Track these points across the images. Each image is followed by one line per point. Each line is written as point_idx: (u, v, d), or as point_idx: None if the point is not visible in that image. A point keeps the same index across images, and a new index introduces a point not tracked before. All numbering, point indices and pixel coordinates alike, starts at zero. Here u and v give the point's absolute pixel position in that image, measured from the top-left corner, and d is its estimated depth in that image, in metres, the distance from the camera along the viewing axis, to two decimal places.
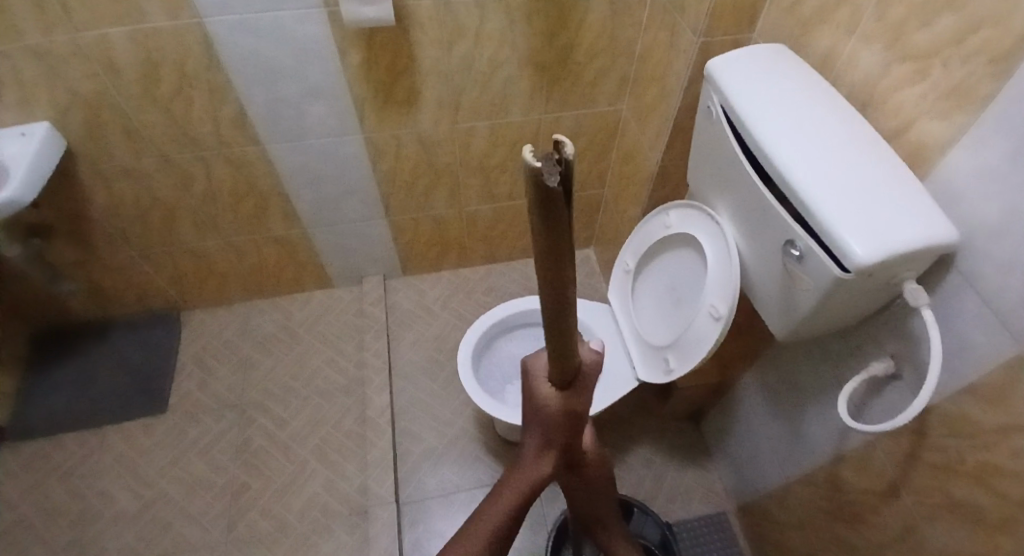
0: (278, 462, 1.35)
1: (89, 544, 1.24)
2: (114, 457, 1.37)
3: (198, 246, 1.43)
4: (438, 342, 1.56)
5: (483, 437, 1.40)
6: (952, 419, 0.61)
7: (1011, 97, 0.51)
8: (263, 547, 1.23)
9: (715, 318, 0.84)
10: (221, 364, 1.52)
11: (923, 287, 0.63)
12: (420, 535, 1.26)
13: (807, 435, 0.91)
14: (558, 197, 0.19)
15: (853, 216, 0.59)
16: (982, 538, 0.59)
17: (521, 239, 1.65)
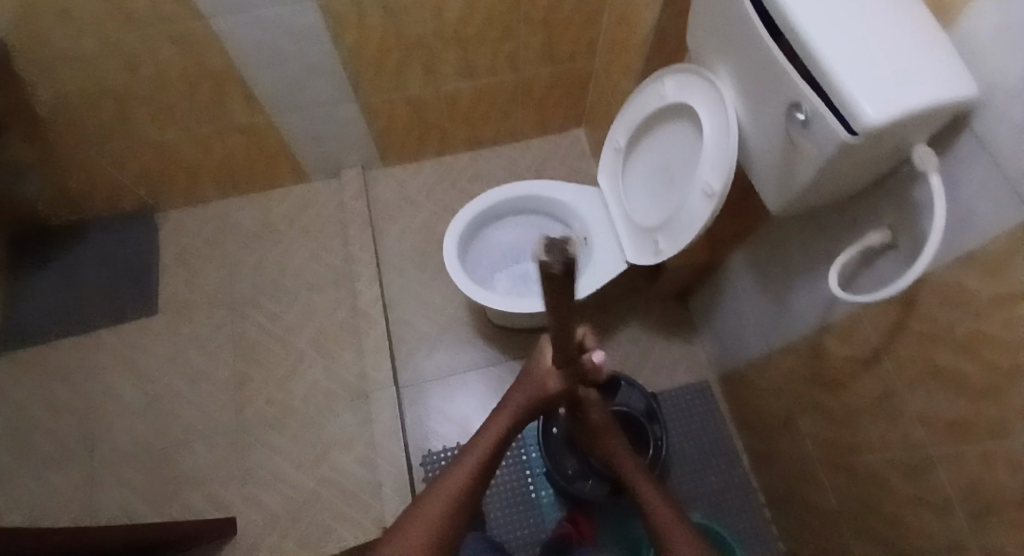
0: (277, 354, 1.37)
1: (104, 436, 1.30)
2: (113, 355, 1.39)
3: (158, 139, 1.33)
4: (425, 232, 1.52)
5: (476, 323, 1.42)
6: (947, 289, 0.60)
7: None
8: (272, 430, 1.29)
9: (709, 195, 0.80)
10: (205, 262, 1.49)
11: (932, 150, 0.58)
12: (421, 414, 1.33)
13: (793, 309, 0.91)
14: (561, 277, 0.30)
15: (867, 73, 0.53)
16: (963, 401, 0.61)
17: (506, 120, 1.55)
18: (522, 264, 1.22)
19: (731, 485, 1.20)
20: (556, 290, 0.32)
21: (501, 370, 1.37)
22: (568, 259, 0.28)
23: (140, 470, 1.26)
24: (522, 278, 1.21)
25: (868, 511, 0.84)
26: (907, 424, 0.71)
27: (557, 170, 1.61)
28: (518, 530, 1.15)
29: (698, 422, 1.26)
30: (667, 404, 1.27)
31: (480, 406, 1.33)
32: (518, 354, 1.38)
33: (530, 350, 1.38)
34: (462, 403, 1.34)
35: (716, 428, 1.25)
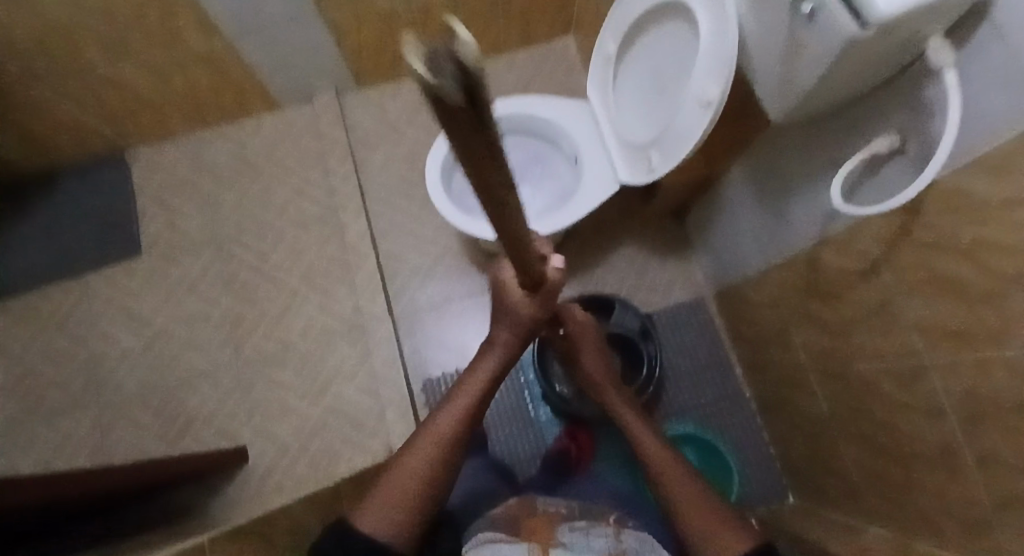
0: (269, 292, 1.36)
1: (109, 380, 1.31)
2: (104, 302, 1.37)
3: (114, 73, 1.23)
4: (409, 160, 1.46)
5: (468, 251, 1.39)
6: (952, 195, 0.57)
7: None
8: (273, 366, 1.30)
9: (706, 105, 0.74)
10: (183, 202, 1.43)
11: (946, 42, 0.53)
12: (418, 343, 1.34)
13: (790, 221, 0.89)
14: (467, 100, 0.16)
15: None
16: (962, 309, 0.60)
17: (487, 30, 1.43)
18: None
19: (723, 395, 1.24)
20: (460, 121, 0.19)
21: None
22: (461, 64, 0.14)
23: (149, 410, 1.29)
24: None
25: (859, 416, 0.86)
26: (902, 333, 0.71)
27: (544, 84, 1.51)
28: (519, 447, 1.20)
29: (692, 339, 1.27)
30: (661, 322, 1.28)
31: (477, 333, 1.34)
32: None
33: None
34: (459, 331, 1.34)
35: (710, 343, 1.27)
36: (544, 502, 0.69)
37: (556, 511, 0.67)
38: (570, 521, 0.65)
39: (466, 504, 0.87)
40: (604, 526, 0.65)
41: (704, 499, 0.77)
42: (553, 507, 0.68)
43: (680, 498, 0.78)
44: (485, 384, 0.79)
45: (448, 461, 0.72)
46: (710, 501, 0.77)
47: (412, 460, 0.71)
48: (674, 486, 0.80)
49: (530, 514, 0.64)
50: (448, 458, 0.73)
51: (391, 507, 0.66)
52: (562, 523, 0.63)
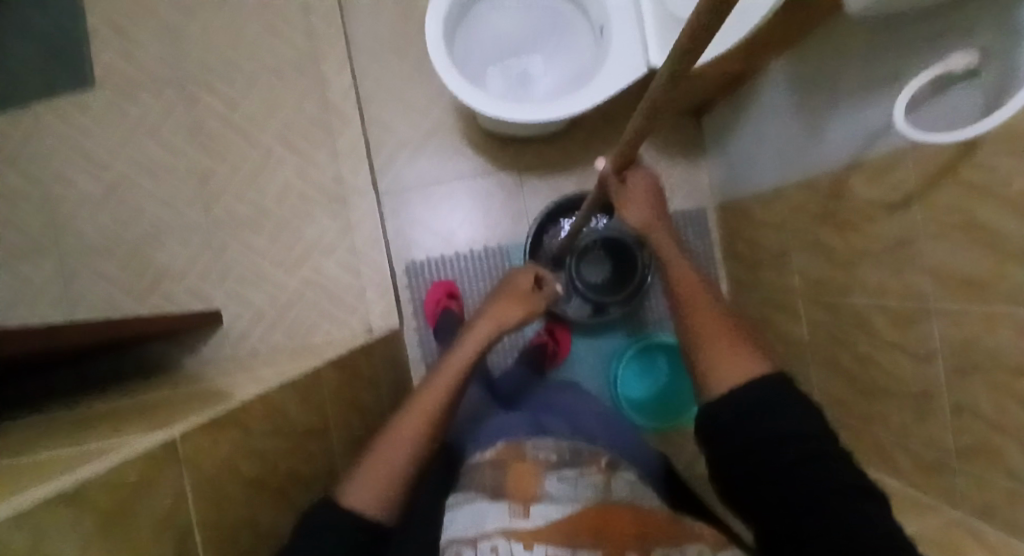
0: (242, 147, 1.24)
1: (67, 226, 1.23)
2: (56, 139, 1.24)
3: None
4: (404, 8, 1.27)
5: (463, 126, 1.27)
6: (1013, 136, 0.50)
7: None
8: (247, 230, 1.23)
9: None
10: (139, 29, 1.24)
11: None
12: (403, 222, 1.27)
13: (826, 139, 0.81)
14: None
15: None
16: (990, 264, 0.57)
17: None
18: (521, 60, 1.06)
19: None
20: None
21: (490, 182, 1.28)
22: None
23: (114, 262, 1.23)
24: (519, 79, 1.05)
25: (841, 348, 0.87)
26: (913, 273, 0.68)
27: None
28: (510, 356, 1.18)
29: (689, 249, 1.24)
30: None
31: (466, 219, 1.27)
32: (508, 165, 1.27)
33: (522, 162, 1.28)
34: (448, 214, 1.28)
35: (704, 255, 1.24)
36: (534, 444, 0.63)
37: (546, 458, 0.60)
38: (557, 469, 0.58)
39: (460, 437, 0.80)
40: (592, 472, 0.58)
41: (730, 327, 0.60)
42: (543, 452, 0.61)
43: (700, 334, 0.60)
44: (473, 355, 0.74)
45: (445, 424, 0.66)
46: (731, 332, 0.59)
47: (425, 401, 0.66)
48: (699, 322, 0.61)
49: (519, 458, 0.59)
50: (446, 421, 0.66)
51: (385, 471, 0.58)
52: (548, 471, 0.57)
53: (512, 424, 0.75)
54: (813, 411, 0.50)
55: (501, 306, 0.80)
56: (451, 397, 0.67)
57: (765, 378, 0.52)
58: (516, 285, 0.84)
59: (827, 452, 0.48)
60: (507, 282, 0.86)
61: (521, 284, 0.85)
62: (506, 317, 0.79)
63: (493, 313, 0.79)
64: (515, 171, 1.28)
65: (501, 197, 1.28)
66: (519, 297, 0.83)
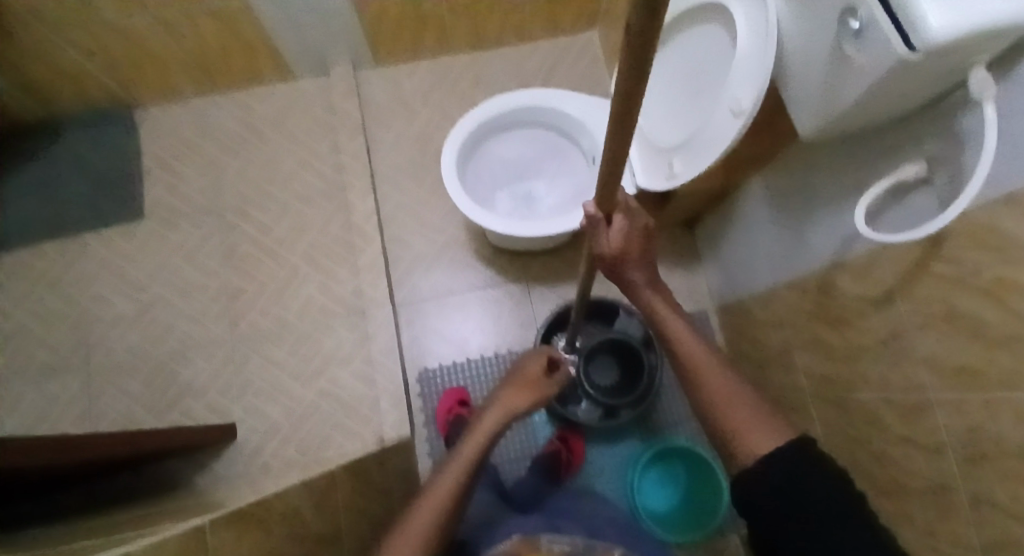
0: (269, 267, 1.34)
1: (99, 344, 1.30)
2: (101, 264, 1.35)
3: (124, 26, 1.20)
4: (422, 143, 1.44)
5: (473, 242, 1.37)
6: (980, 230, 0.56)
7: None
8: (268, 343, 1.29)
9: (736, 113, 0.73)
10: (188, 167, 1.41)
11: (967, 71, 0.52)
12: (417, 332, 1.32)
13: (808, 241, 0.87)
14: None
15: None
16: (977, 350, 0.59)
17: (512, 16, 1.41)
18: (525, 183, 1.18)
19: None
20: None
21: (499, 292, 1.34)
22: None
23: (138, 378, 1.27)
24: (524, 199, 1.16)
25: (856, 445, 0.86)
26: (909, 364, 0.70)
27: (565, 77, 1.48)
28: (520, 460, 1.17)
29: None
30: None
31: (477, 326, 1.33)
32: (516, 276, 1.35)
33: (529, 273, 1.35)
34: (460, 323, 1.33)
35: None
36: (549, 537, 0.74)
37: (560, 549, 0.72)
38: None
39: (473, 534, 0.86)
40: None
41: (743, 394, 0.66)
42: (558, 545, 0.73)
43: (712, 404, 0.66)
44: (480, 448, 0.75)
45: (453, 517, 0.67)
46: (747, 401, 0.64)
47: (434, 493, 0.68)
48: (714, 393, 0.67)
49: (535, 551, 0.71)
50: (454, 515, 0.67)
51: None
52: None
53: (528, 524, 0.86)
54: (831, 474, 0.54)
55: (508, 396, 0.81)
56: (458, 491, 0.69)
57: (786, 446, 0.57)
58: (525, 370, 0.85)
59: (841, 509, 0.51)
60: (518, 366, 0.85)
61: (529, 371, 0.84)
62: (513, 406, 0.80)
63: (502, 403, 0.80)
64: (523, 281, 1.35)
65: (511, 306, 1.34)
66: (528, 382, 0.83)
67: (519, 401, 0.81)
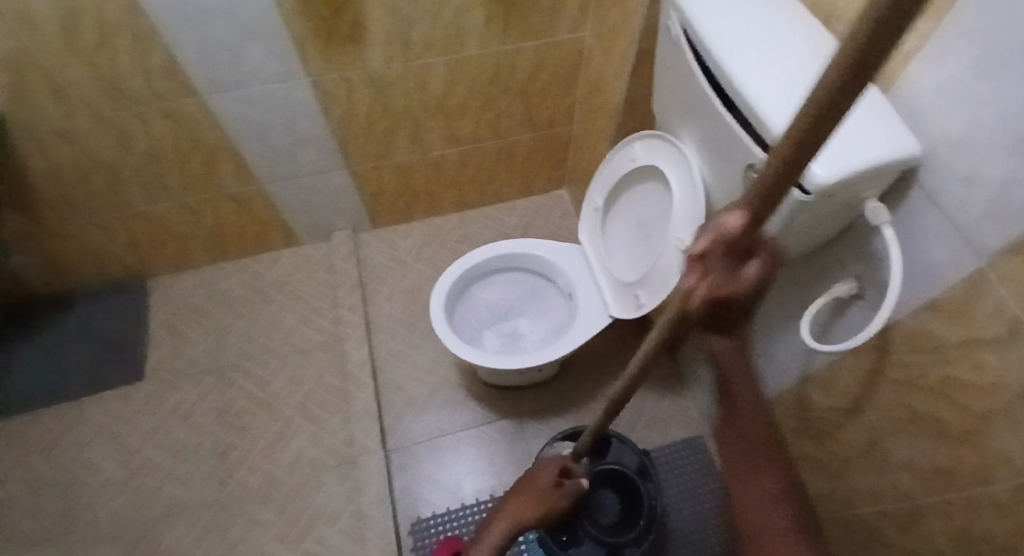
0: (263, 421, 1.35)
1: (81, 513, 1.25)
2: (96, 428, 1.36)
3: (151, 209, 1.37)
4: (414, 294, 1.54)
5: (465, 381, 1.41)
6: (913, 336, 0.63)
7: (959, 27, 0.49)
8: (256, 503, 1.25)
9: (682, 250, 0.83)
10: (193, 329, 1.49)
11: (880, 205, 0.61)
12: (409, 480, 1.29)
13: (775, 359, 0.92)
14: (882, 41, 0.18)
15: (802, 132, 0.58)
16: (945, 449, 0.61)
17: (492, 183, 1.60)
18: (510, 321, 1.24)
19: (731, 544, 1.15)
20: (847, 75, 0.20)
21: (491, 430, 1.34)
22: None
23: (116, 548, 1.21)
24: (510, 336, 1.23)
25: None
26: (894, 472, 0.71)
27: (542, 229, 1.64)
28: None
29: (697, 480, 1.22)
30: (661, 459, 1.24)
31: (470, 469, 1.30)
32: (508, 412, 1.36)
33: (520, 409, 1.36)
34: (453, 467, 1.30)
35: (714, 488, 1.21)
36: None
37: None
38: None
39: None
40: None
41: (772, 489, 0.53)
42: None
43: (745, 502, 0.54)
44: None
45: None
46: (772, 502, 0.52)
47: None
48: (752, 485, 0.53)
49: None
50: None
51: None
52: None
53: None
54: None
55: (510, 511, 0.77)
56: None
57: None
58: (533, 481, 0.80)
59: None
60: (527, 476, 0.81)
61: (538, 477, 0.81)
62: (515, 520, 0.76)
63: (506, 516, 0.77)
64: (514, 417, 1.36)
65: (503, 444, 1.32)
66: (533, 494, 0.79)
67: (523, 516, 0.76)
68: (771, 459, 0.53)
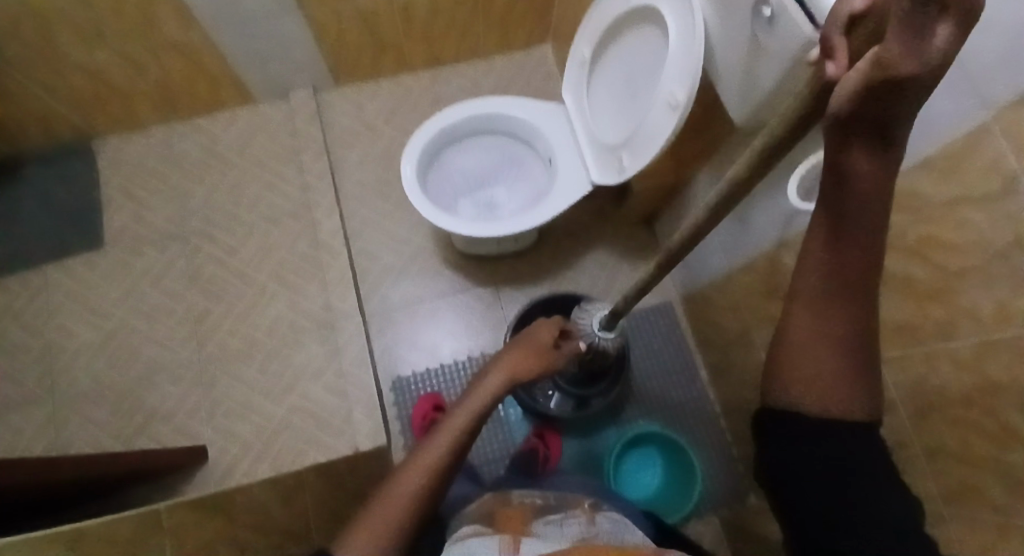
0: (237, 288, 1.33)
1: (63, 375, 1.27)
2: (64, 294, 1.33)
3: (82, 57, 1.21)
4: (385, 160, 1.46)
5: (441, 250, 1.39)
6: (903, 196, 0.62)
7: None
8: (238, 364, 1.28)
9: (673, 105, 0.78)
10: (151, 194, 1.40)
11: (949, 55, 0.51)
12: (390, 342, 1.33)
13: (752, 225, 0.92)
14: None
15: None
16: (912, 307, 0.64)
17: (467, 35, 1.45)
18: (487, 190, 1.20)
19: (690, 397, 1.24)
20: None
21: (469, 297, 1.36)
22: None
23: (104, 406, 1.24)
24: (486, 206, 1.19)
25: None
26: None
27: (521, 90, 1.53)
28: (493, 452, 1.19)
29: (662, 341, 1.28)
30: (631, 324, 1.29)
31: (449, 333, 1.33)
32: (485, 281, 1.37)
33: (497, 278, 1.37)
34: (432, 331, 1.34)
35: (678, 349, 1.27)
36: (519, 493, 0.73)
37: (531, 501, 0.69)
38: (543, 516, 0.64)
39: (455, 504, 0.84)
40: (577, 514, 0.64)
41: (843, 343, 0.47)
42: (529, 499, 0.70)
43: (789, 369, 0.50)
44: (478, 407, 0.74)
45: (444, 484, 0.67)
46: (836, 355, 0.48)
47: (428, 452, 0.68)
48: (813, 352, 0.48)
49: (506, 504, 0.67)
50: (444, 485, 0.67)
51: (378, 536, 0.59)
52: (536, 517, 0.63)
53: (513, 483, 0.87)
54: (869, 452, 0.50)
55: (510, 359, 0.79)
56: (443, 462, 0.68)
57: (817, 415, 0.49)
58: (535, 338, 0.82)
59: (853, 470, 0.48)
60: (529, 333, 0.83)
61: (540, 335, 0.83)
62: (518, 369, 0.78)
63: (506, 365, 0.78)
64: (492, 286, 1.37)
65: (481, 311, 1.35)
66: (532, 349, 0.81)
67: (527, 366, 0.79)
68: (863, 303, 0.46)
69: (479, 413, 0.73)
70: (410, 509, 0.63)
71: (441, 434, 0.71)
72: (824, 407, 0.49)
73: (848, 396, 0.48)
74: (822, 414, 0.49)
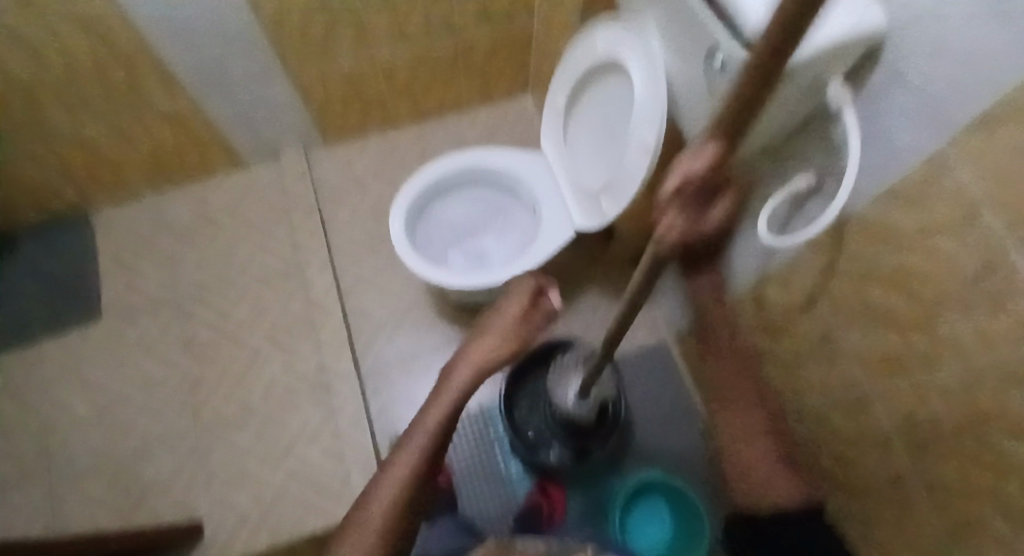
0: (232, 351, 1.33)
1: (57, 452, 1.24)
2: (58, 368, 1.32)
3: (77, 133, 1.25)
4: (375, 214, 1.48)
5: (434, 301, 1.40)
6: (874, 227, 0.62)
7: None
8: (234, 430, 1.26)
9: (645, 148, 0.79)
10: (145, 262, 1.42)
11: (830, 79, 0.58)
12: (385, 402, 1.31)
13: (736, 261, 0.93)
14: None
15: (765, 8, 0.54)
16: (895, 338, 0.63)
17: (449, 89, 1.51)
18: (476, 240, 1.22)
19: (693, 439, 1.21)
20: None
21: None
22: None
23: (98, 482, 1.22)
24: (477, 256, 1.20)
25: (817, 450, 0.86)
26: (844, 363, 0.74)
27: (505, 139, 1.57)
28: (492, 509, 1.16)
29: (659, 382, 1.27)
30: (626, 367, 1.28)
31: None
32: None
33: None
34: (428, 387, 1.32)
35: (677, 390, 1.26)
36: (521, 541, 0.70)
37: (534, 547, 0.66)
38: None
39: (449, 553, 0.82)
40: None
41: (767, 455, 0.69)
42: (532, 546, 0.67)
43: (743, 475, 0.68)
44: (452, 401, 0.69)
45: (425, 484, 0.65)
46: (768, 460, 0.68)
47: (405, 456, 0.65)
48: (751, 458, 0.69)
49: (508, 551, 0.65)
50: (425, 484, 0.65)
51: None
52: None
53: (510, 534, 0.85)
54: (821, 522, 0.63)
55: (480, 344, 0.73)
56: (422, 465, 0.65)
57: (771, 509, 0.64)
58: (505, 315, 0.76)
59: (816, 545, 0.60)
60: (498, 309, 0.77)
61: (516, 307, 0.76)
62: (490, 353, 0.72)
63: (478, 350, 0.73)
64: None
65: None
66: (503, 326, 0.75)
67: (500, 348, 0.73)
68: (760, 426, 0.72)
69: (454, 404, 0.69)
70: (402, 504, 0.62)
71: (414, 435, 0.67)
72: (771, 503, 0.64)
73: (785, 489, 0.65)
74: (774, 507, 0.64)
